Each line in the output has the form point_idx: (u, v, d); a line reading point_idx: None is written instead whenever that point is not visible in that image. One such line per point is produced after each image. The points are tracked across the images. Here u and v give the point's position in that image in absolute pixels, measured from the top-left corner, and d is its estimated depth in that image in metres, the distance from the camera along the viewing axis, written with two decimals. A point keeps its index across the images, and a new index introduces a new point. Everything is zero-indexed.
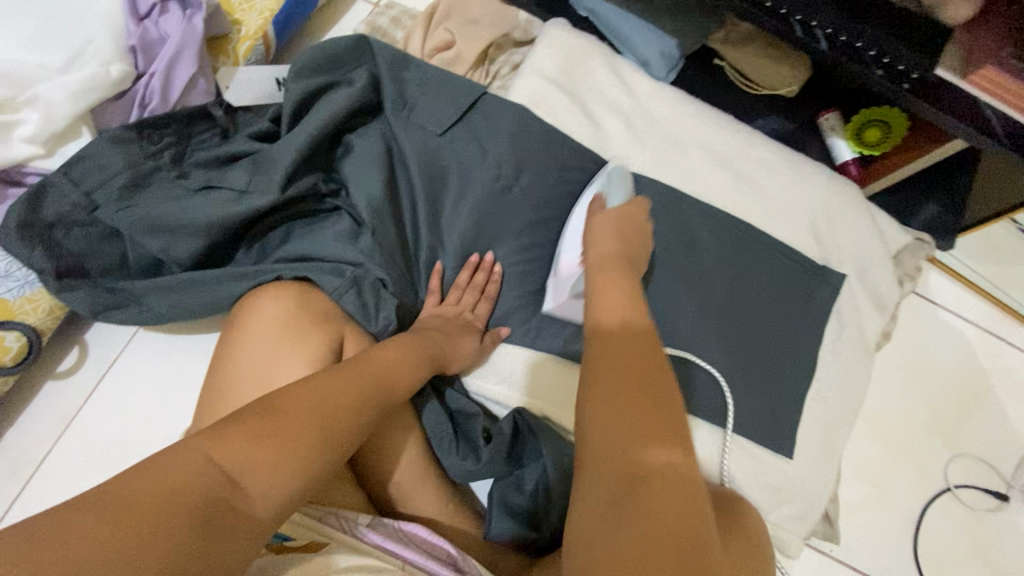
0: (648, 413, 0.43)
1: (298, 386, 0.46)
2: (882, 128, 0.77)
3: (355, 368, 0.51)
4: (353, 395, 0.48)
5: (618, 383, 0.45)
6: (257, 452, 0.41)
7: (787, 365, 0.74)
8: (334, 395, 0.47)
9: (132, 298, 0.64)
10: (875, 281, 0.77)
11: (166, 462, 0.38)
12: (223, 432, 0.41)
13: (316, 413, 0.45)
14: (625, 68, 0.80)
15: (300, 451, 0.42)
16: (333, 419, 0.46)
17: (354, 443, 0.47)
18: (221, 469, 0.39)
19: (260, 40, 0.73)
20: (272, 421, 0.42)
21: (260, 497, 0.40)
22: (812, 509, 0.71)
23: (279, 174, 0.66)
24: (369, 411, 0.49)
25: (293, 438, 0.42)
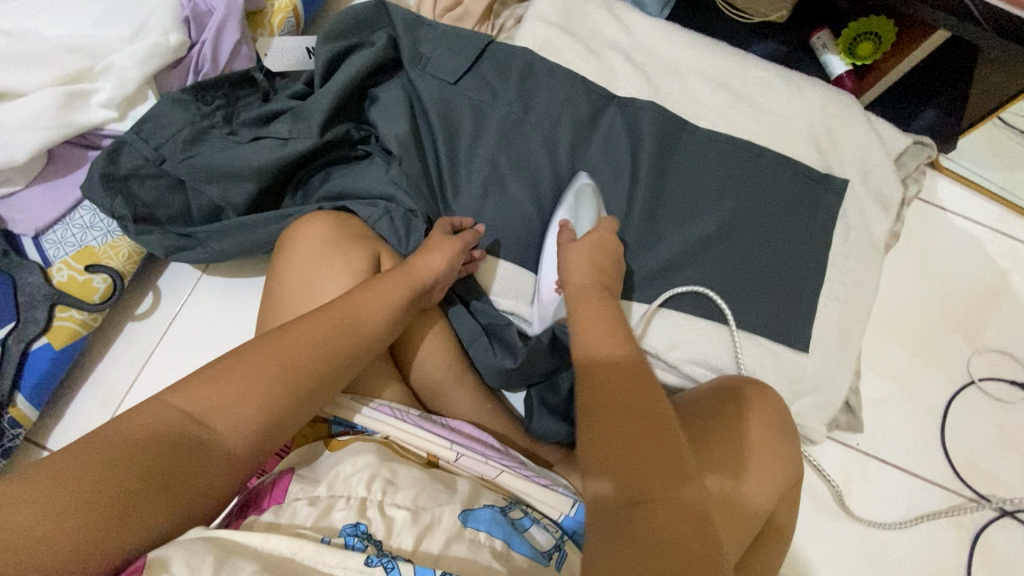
0: (654, 431, 0.50)
1: (264, 341, 0.51)
2: (873, 41, 0.80)
3: (324, 312, 0.54)
4: (318, 342, 0.52)
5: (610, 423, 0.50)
6: (221, 395, 0.46)
7: (797, 267, 0.78)
8: (296, 347, 0.50)
9: (198, 240, 0.73)
10: (878, 182, 0.80)
11: (138, 415, 0.44)
12: (187, 383, 0.46)
13: (275, 360, 0.49)
14: (622, 9, 0.87)
15: (263, 391, 0.47)
16: (295, 363, 0.50)
17: (323, 382, 0.51)
18: (185, 412, 0.45)
19: (291, 12, 0.82)
20: (232, 370, 0.47)
21: (226, 431, 0.45)
22: (834, 397, 0.75)
23: (317, 122, 0.74)
24: (331, 353, 0.52)
25: (253, 378, 0.47)
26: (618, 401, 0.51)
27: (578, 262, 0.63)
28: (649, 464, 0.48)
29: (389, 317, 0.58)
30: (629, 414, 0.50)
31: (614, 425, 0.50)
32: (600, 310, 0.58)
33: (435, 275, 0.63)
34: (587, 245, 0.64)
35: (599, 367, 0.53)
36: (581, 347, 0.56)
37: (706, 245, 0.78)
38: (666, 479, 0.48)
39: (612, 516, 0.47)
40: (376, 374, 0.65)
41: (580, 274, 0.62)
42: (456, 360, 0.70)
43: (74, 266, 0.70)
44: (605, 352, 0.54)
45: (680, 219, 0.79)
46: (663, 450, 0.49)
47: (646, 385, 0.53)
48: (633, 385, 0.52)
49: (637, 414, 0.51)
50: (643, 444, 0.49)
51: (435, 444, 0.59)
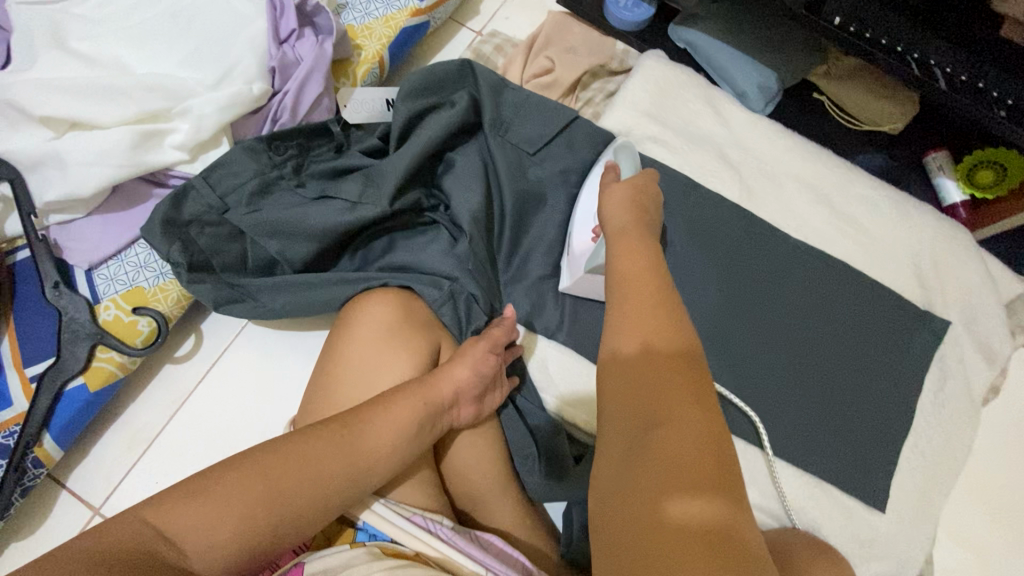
0: (687, 438, 0.38)
1: (258, 453, 0.48)
2: (995, 170, 0.73)
3: (326, 433, 0.51)
4: (310, 469, 0.48)
5: (620, 404, 0.43)
6: (197, 515, 0.44)
7: (883, 411, 0.71)
8: (289, 471, 0.47)
9: (249, 293, 0.70)
10: (983, 329, 0.73)
11: (112, 529, 0.42)
12: (167, 501, 0.44)
13: (262, 480, 0.46)
14: (721, 100, 0.81)
15: (241, 517, 0.45)
16: (281, 496, 0.47)
17: (316, 514, 0.49)
18: (160, 531, 0.43)
19: (376, 64, 0.79)
20: (214, 486, 0.46)
21: (198, 557, 0.44)
22: (906, 567, 0.67)
23: (389, 188, 0.70)
24: (329, 484, 0.49)
25: (232, 502, 0.45)
26: (649, 399, 0.41)
27: (616, 207, 0.59)
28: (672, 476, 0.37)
29: (393, 446, 0.53)
30: (645, 385, 0.42)
31: (636, 424, 0.41)
32: (637, 263, 0.51)
33: (458, 389, 0.59)
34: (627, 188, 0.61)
35: (624, 358, 0.44)
36: (613, 332, 0.47)
37: (780, 372, 0.72)
38: (688, 501, 0.36)
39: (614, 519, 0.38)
40: (416, 478, 0.60)
41: (620, 217, 0.58)
42: (499, 463, 0.65)
43: (122, 306, 0.68)
44: (629, 339, 0.45)
45: (756, 339, 0.73)
46: (696, 457, 0.38)
47: (689, 380, 0.42)
48: (655, 362, 0.43)
49: (676, 415, 0.40)
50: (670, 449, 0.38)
51: (468, 568, 0.53)
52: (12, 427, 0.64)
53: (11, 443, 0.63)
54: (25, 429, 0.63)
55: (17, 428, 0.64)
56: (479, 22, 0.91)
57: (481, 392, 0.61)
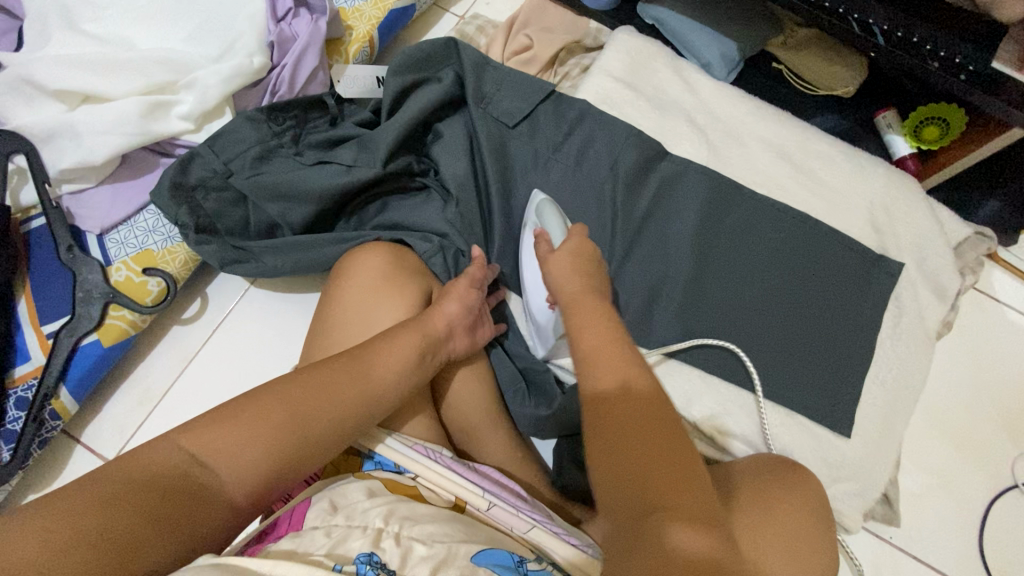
0: (673, 472, 0.46)
1: (277, 386, 0.52)
2: (941, 125, 0.79)
3: (336, 363, 0.56)
4: (327, 393, 0.53)
5: (610, 447, 0.49)
6: (224, 439, 0.48)
7: (846, 346, 0.76)
8: (307, 396, 0.52)
9: (252, 255, 0.74)
10: (935, 269, 0.79)
11: (144, 454, 0.46)
12: (195, 429, 0.48)
13: (283, 406, 0.51)
14: (687, 69, 0.87)
15: (267, 437, 0.49)
16: (302, 416, 0.51)
17: (334, 433, 0.53)
18: (193, 456, 0.47)
19: (367, 42, 0.85)
20: (239, 413, 0.50)
21: (229, 479, 0.47)
22: (873, 487, 0.72)
23: (382, 152, 0.75)
24: (344, 407, 0.54)
25: (260, 426, 0.49)
26: (636, 442, 0.48)
27: (560, 264, 0.62)
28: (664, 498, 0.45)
29: (399, 373, 0.58)
30: (631, 430, 0.49)
31: (622, 456, 0.48)
32: (596, 303, 0.58)
33: (451, 324, 0.64)
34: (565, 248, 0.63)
35: (607, 401, 0.50)
36: (591, 376, 0.52)
37: (750, 315, 0.77)
38: (681, 521, 0.44)
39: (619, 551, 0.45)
40: (415, 410, 0.64)
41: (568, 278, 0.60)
42: (490, 401, 0.70)
43: (133, 267, 0.72)
44: (609, 381, 0.51)
45: (727, 282, 0.78)
46: (677, 478, 0.46)
47: (657, 410, 0.50)
48: (636, 407, 0.50)
49: (658, 445, 0.48)
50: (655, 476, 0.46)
51: (466, 490, 0.58)
52: (29, 380, 0.68)
53: (30, 396, 0.67)
54: (42, 382, 0.67)
55: (35, 382, 0.68)
56: (462, 7, 0.97)
57: (471, 325, 0.67)
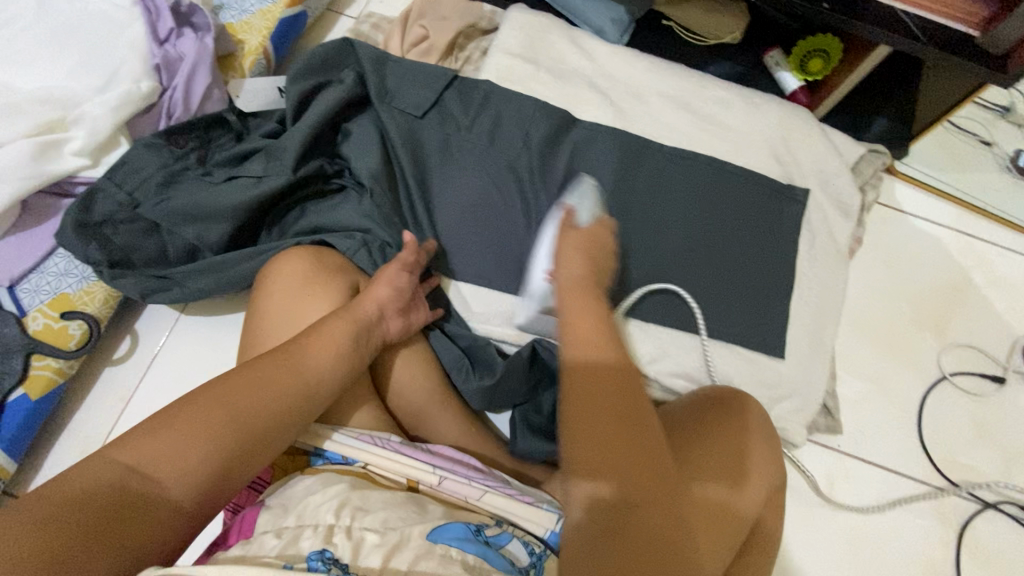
0: (661, 452, 0.50)
1: (211, 387, 0.53)
2: (822, 56, 0.85)
3: (268, 358, 0.56)
4: (262, 386, 0.54)
5: (608, 418, 0.49)
6: (163, 446, 0.48)
7: (768, 274, 0.80)
8: (243, 392, 0.53)
9: (174, 281, 0.74)
10: (838, 190, 0.84)
11: (80, 473, 0.46)
12: (129, 439, 0.48)
13: (220, 406, 0.51)
14: (582, 37, 0.90)
15: (207, 438, 0.49)
16: (242, 411, 0.52)
17: (275, 425, 0.53)
18: (129, 466, 0.47)
19: (261, 54, 0.84)
20: (173, 418, 0.50)
21: (169, 482, 0.47)
22: (811, 401, 0.77)
23: (290, 159, 0.75)
24: (283, 398, 0.54)
25: (196, 426, 0.49)
26: (629, 419, 0.49)
27: (574, 254, 0.62)
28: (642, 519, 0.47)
29: (334, 362, 0.59)
30: (626, 408, 0.50)
31: (615, 458, 0.48)
32: (578, 287, 0.58)
33: (382, 306, 0.65)
34: (581, 236, 0.64)
35: (593, 375, 0.51)
36: (575, 356, 0.53)
37: (679, 261, 0.80)
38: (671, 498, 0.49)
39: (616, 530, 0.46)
40: (360, 404, 0.65)
41: (574, 264, 0.61)
42: (436, 382, 0.70)
43: (50, 314, 0.70)
44: (599, 360, 0.52)
45: (651, 231, 0.81)
46: (657, 497, 0.48)
47: (639, 413, 0.50)
48: (630, 387, 0.51)
49: (639, 455, 0.48)
50: (633, 490, 0.47)
51: (416, 469, 0.58)
52: None
53: None
54: None
55: None
56: (355, 8, 0.97)
57: (404, 307, 0.68)
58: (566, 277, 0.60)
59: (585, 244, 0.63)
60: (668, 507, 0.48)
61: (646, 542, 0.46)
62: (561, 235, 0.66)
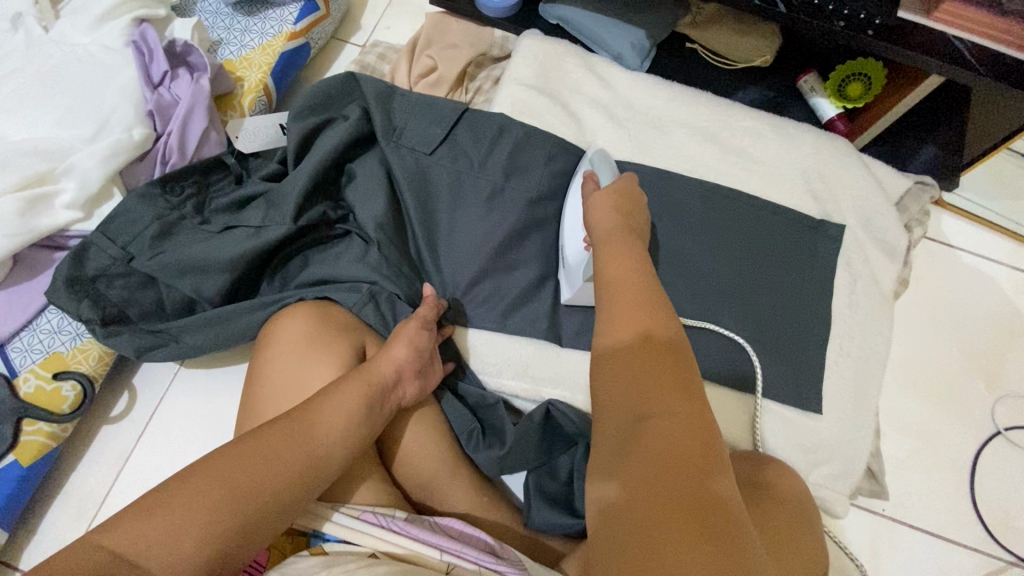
0: (684, 416, 0.43)
1: (213, 459, 0.48)
2: (862, 81, 0.78)
3: (273, 427, 0.51)
4: (267, 461, 0.49)
5: (624, 387, 0.46)
6: (158, 530, 0.43)
7: (805, 322, 0.74)
8: (248, 466, 0.48)
9: (171, 337, 0.70)
10: (881, 228, 0.77)
11: (68, 559, 0.42)
12: (122, 520, 0.44)
13: (222, 483, 0.46)
14: (600, 65, 0.84)
15: (205, 521, 0.44)
16: (246, 490, 0.47)
17: (281, 504, 0.48)
18: (120, 553, 0.42)
19: (262, 92, 0.80)
20: (169, 496, 0.45)
21: (162, 574, 0.43)
22: (854, 465, 0.70)
23: (290, 206, 0.71)
24: (290, 475, 0.49)
25: (194, 509, 0.44)
26: (643, 382, 0.45)
27: (601, 210, 0.60)
28: (671, 472, 0.40)
29: (343, 433, 0.54)
30: (647, 374, 0.46)
31: (627, 419, 0.45)
32: (628, 254, 0.56)
33: (398, 368, 0.60)
34: (609, 193, 0.62)
35: (620, 354, 0.48)
36: (606, 332, 0.51)
37: (709, 309, 0.73)
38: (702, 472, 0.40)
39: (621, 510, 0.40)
40: (364, 475, 0.61)
41: (605, 218, 0.59)
42: (445, 446, 0.65)
43: (42, 374, 0.67)
44: (622, 339, 0.49)
45: (677, 276, 0.75)
46: (677, 462, 0.41)
47: (672, 366, 0.46)
48: (653, 356, 0.47)
49: (665, 406, 0.44)
50: (656, 441, 0.42)
51: (423, 552, 0.54)
52: None
53: None
54: None
55: None
56: (361, 36, 0.93)
57: (422, 368, 0.63)
58: (600, 232, 0.59)
59: (614, 196, 0.61)
60: (704, 469, 0.41)
61: (658, 511, 0.39)
62: (588, 195, 0.65)
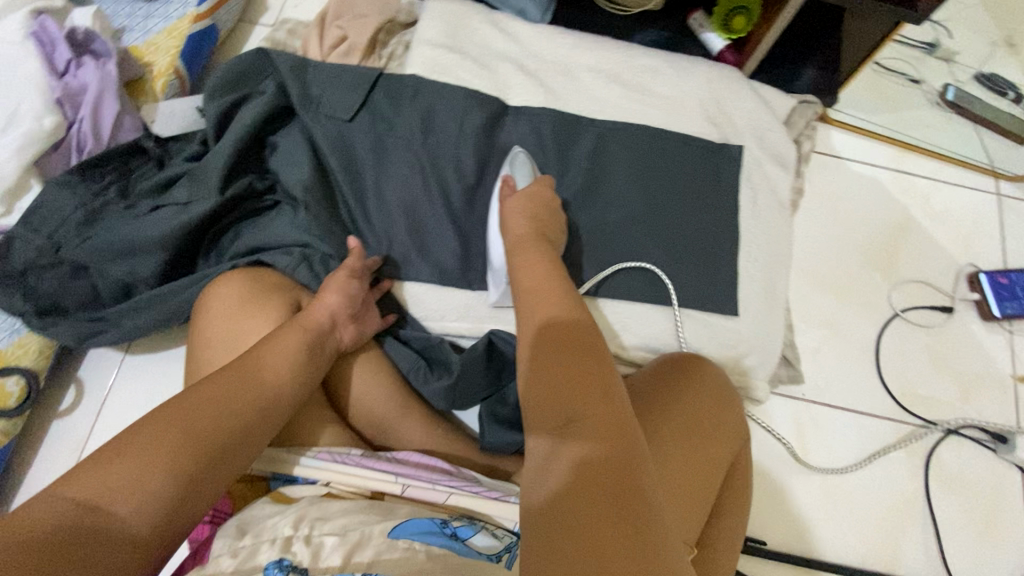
0: (598, 401, 0.47)
1: (167, 407, 0.50)
2: (744, 14, 0.85)
3: (221, 374, 0.55)
4: (218, 402, 0.52)
5: (553, 373, 0.49)
6: (120, 470, 0.45)
7: (717, 236, 0.81)
8: (201, 409, 0.51)
9: (110, 321, 0.71)
10: (773, 144, 0.85)
11: (26, 510, 0.42)
12: (80, 470, 0.45)
13: (178, 425, 0.49)
14: (504, 21, 0.89)
15: (166, 458, 0.47)
16: (202, 429, 0.50)
17: (238, 439, 0.52)
18: (82, 498, 0.43)
19: (172, 75, 0.80)
20: (127, 442, 0.47)
21: (128, 511, 0.44)
22: (770, 356, 0.78)
23: (214, 182, 0.73)
24: (243, 413, 0.53)
25: (154, 447, 0.47)
26: (565, 374, 0.49)
27: (518, 217, 0.65)
28: (599, 484, 0.42)
29: (287, 373, 0.58)
30: (570, 367, 0.49)
31: (558, 414, 0.47)
32: (540, 263, 0.60)
33: (331, 314, 0.65)
34: (523, 197, 0.67)
35: (548, 335, 0.52)
36: (528, 324, 0.54)
37: (629, 233, 0.80)
38: (621, 462, 0.43)
39: (551, 498, 0.42)
40: (319, 420, 0.64)
41: (518, 224, 0.64)
42: (394, 387, 0.69)
43: None
44: (553, 316, 0.54)
45: (596, 209, 0.81)
46: (601, 455, 0.44)
47: (602, 384, 0.48)
48: (579, 348, 0.51)
49: (585, 397, 0.47)
50: (581, 432, 0.45)
51: (377, 480, 0.57)
52: None
53: None
54: None
55: None
56: (270, 15, 0.94)
57: (354, 314, 0.68)
58: (513, 236, 0.64)
59: (526, 203, 0.67)
60: (635, 476, 0.43)
61: (581, 503, 0.41)
62: (504, 199, 0.69)
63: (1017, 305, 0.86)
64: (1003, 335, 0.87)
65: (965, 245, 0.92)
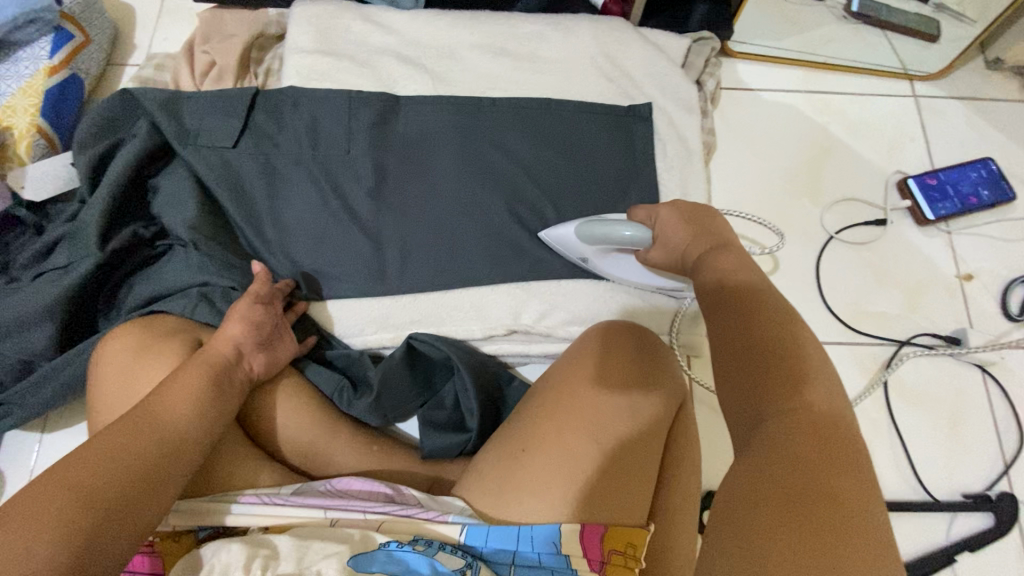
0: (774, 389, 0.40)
1: (52, 472, 0.46)
2: None
3: (114, 429, 0.50)
4: (111, 457, 0.48)
5: (733, 354, 0.43)
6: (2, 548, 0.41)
7: (633, 194, 0.78)
8: (91, 467, 0.47)
9: (15, 401, 0.69)
10: (674, 89, 0.83)
11: None
12: None
13: (65, 488, 0.45)
14: (377, 13, 0.85)
15: (54, 527, 0.43)
16: (94, 489, 0.46)
17: (139, 491, 0.48)
18: None
19: (36, 134, 0.77)
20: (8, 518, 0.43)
21: None
22: None
23: (92, 237, 0.68)
24: (143, 463, 0.49)
25: (39, 518, 0.43)
26: (743, 354, 0.42)
27: (675, 224, 0.60)
28: (803, 456, 0.36)
29: (189, 415, 0.54)
30: (756, 340, 0.42)
31: (743, 395, 0.41)
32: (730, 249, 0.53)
33: (236, 345, 0.61)
34: (678, 210, 0.61)
35: (724, 298, 0.47)
36: (722, 273, 0.50)
37: (539, 208, 0.77)
38: (822, 472, 0.35)
39: (735, 508, 0.36)
40: (244, 463, 0.61)
41: (677, 234, 0.59)
42: (322, 414, 0.67)
43: None
44: (739, 278, 0.48)
45: (504, 189, 0.77)
46: (799, 452, 0.36)
47: (789, 358, 0.41)
48: (762, 320, 0.44)
49: (769, 379, 0.40)
50: (775, 433, 0.38)
51: (306, 515, 0.53)
52: None
53: None
54: None
55: None
56: (139, 54, 0.90)
57: (264, 341, 0.64)
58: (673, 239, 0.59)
59: (690, 212, 0.60)
60: (837, 482, 0.35)
61: (771, 520, 0.34)
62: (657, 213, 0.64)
63: (949, 205, 0.84)
64: (941, 237, 0.85)
65: (890, 153, 0.89)
